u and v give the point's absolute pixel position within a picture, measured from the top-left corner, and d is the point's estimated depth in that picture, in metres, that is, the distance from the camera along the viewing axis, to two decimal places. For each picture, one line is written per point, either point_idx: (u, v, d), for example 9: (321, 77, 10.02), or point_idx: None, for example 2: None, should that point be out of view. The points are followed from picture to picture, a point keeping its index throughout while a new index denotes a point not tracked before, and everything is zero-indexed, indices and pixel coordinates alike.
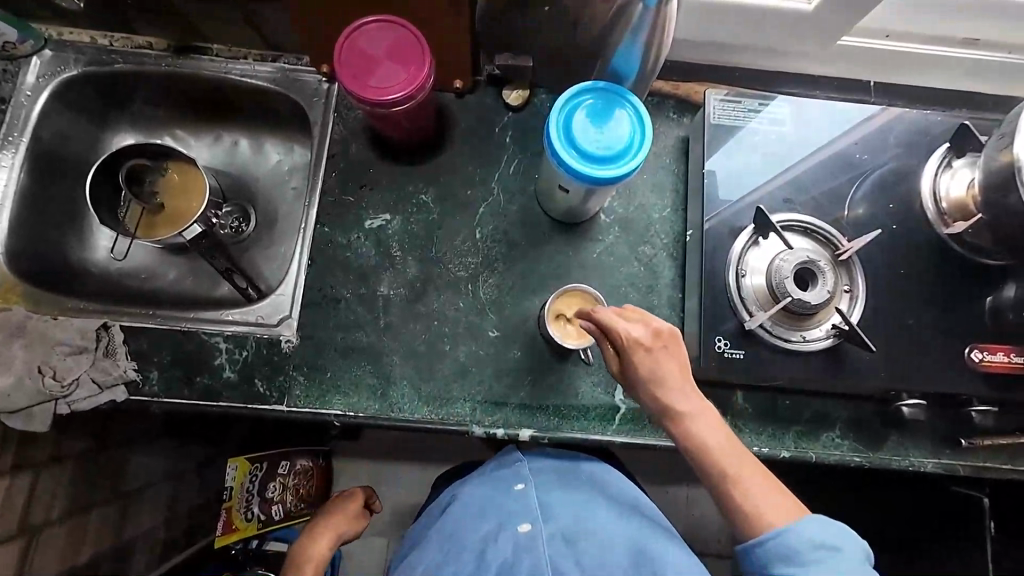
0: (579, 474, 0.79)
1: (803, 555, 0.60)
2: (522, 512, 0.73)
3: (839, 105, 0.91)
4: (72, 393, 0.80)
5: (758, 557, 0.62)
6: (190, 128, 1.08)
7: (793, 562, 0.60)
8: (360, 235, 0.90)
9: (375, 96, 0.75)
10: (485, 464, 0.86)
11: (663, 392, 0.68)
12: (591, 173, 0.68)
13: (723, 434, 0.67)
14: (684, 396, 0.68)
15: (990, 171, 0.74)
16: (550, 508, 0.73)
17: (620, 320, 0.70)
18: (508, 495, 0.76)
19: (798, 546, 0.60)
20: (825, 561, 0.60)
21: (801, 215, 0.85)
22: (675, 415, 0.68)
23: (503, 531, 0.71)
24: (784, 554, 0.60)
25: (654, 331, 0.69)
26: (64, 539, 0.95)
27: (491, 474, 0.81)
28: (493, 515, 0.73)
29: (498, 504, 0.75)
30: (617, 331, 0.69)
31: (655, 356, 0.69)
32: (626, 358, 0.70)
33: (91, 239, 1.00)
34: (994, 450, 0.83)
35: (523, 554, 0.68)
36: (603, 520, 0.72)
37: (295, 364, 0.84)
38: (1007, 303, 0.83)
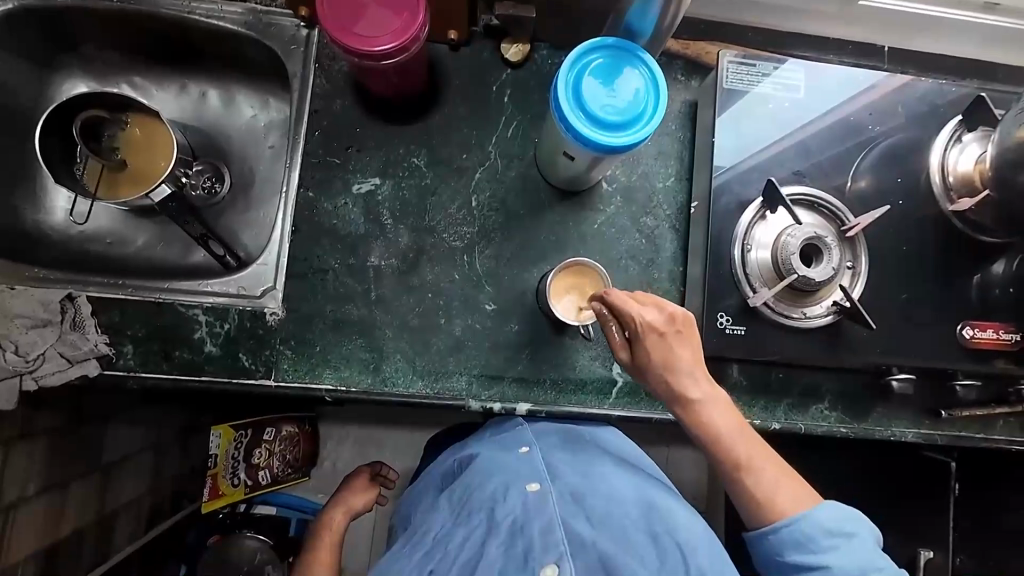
0: (581, 436, 0.76)
1: (818, 543, 0.62)
2: (528, 472, 0.68)
3: (854, 72, 0.87)
4: (39, 368, 0.75)
5: (773, 546, 0.64)
6: (151, 75, 0.97)
7: (806, 550, 0.62)
8: (347, 200, 0.84)
9: (362, 47, 0.68)
10: (482, 429, 0.84)
11: (674, 379, 0.68)
12: (599, 139, 0.64)
13: (733, 420, 0.68)
14: (695, 382, 0.68)
15: (1004, 148, 0.73)
16: (556, 467, 0.68)
17: (634, 303, 0.68)
18: (511, 457, 0.71)
19: (813, 533, 0.62)
20: (839, 548, 0.62)
21: (809, 189, 0.83)
22: (687, 402, 0.68)
23: (510, 491, 0.65)
24: (798, 541, 0.62)
25: (668, 316, 0.68)
26: (42, 515, 0.92)
27: (494, 439, 0.77)
28: (498, 475, 0.68)
29: (502, 466, 0.70)
30: (631, 317, 0.67)
31: (668, 343, 0.68)
32: (638, 343, 0.68)
33: (46, 200, 0.91)
34: (971, 421, 0.87)
35: (533, 511, 0.62)
36: (610, 478, 0.68)
37: (281, 337, 0.80)
38: (996, 279, 0.84)
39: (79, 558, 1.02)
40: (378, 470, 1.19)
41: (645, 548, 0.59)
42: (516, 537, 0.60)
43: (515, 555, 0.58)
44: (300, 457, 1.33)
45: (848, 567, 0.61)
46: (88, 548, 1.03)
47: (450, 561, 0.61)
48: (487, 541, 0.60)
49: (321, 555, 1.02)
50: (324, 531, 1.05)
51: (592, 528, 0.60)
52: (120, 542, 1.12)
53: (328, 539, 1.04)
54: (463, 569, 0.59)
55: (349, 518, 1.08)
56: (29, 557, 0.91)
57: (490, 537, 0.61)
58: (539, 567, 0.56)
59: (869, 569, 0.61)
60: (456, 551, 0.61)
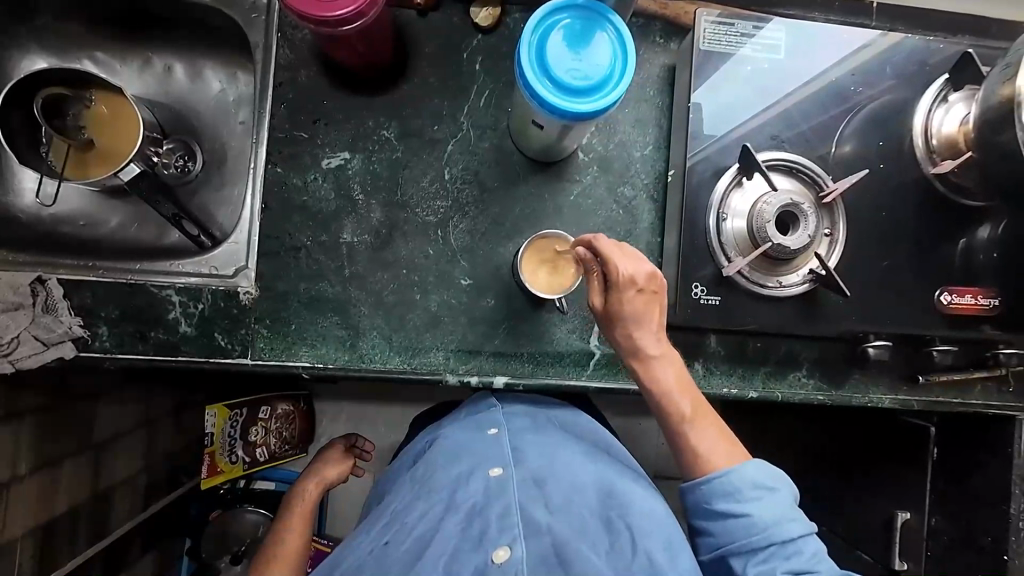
0: (551, 420, 0.78)
1: (741, 493, 0.62)
2: (494, 458, 0.69)
3: (837, 30, 0.84)
4: (14, 351, 0.73)
5: (701, 494, 0.64)
6: (113, 50, 0.94)
7: (732, 498, 0.62)
8: (317, 176, 0.82)
9: (319, 12, 0.65)
10: (459, 408, 0.86)
11: (639, 333, 0.68)
12: (567, 106, 0.62)
13: (685, 382, 0.69)
14: (656, 340, 0.69)
15: (987, 107, 0.70)
16: (522, 452, 0.70)
17: (619, 255, 0.68)
18: (480, 440, 0.73)
19: (738, 484, 0.63)
20: (761, 500, 0.62)
21: (788, 154, 0.81)
22: (645, 357, 0.69)
23: (474, 476, 0.67)
24: (726, 491, 0.63)
25: (648, 274, 0.68)
26: (36, 493, 0.94)
27: (467, 420, 0.79)
28: (466, 458, 0.70)
29: (470, 449, 0.72)
30: (611, 263, 0.67)
31: (642, 299, 0.68)
32: (615, 294, 0.68)
33: (14, 181, 0.89)
34: (947, 385, 0.87)
35: (494, 495, 0.64)
36: (574, 462, 0.69)
37: (256, 316, 0.80)
38: (980, 245, 0.83)
39: (78, 533, 1.04)
40: (353, 442, 1.21)
41: (597, 532, 0.61)
42: (474, 520, 0.61)
43: (471, 536, 0.60)
44: (297, 434, 1.36)
45: (768, 518, 0.61)
46: (86, 524, 1.06)
47: (407, 532, 0.62)
48: (445, 518, 0.62)
49: (294, 525, 1.03)
50: (296, 502, 1.07)
51: (549, 513, 0.61)
52: (118, 518, 1.15)
53: (301, 510, 1.06)
54: (418, 543, 0.60)
55: (322, 488, 1.11)
56: (26, 533, 0.93)
57: (448, 516, 0.63)
58: (493, 549, 0.58)
59: (787, 521, 0.61)
60: (413, 523, 0.63)
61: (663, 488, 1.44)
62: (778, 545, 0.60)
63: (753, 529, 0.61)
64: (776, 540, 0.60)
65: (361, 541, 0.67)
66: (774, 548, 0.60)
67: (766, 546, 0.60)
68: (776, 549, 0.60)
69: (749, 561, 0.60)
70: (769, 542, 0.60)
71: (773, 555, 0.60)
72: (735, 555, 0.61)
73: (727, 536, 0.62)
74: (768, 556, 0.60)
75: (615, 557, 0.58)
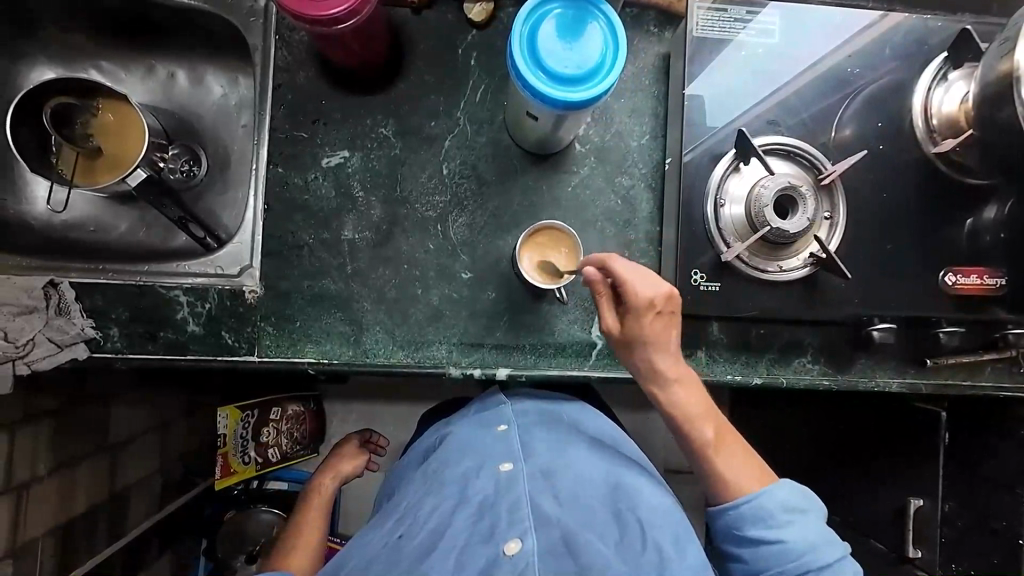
0: (558, 415, 0.79)
1: (774, 518, 0.64)
2: (503, 454, 0.70)
3: (831, 13, 0.84)
4: (29, 353, 0.75)
5: (734, 521, 0.65)
6: (118, 59, 0.96)
7: (765, 524, 0.64)
8: (317, 175, 0.83)
9: (314, 12, 0.66)
10: (467, 407, 0.88)
11: (657, 359, 0.67)
12: (561, 96, 0.62)
13: (704, 403, 0.69)
14: (672, 363, 0.68)
15: (986, 83, 0.69)
16: (530, 448, 0.71)
17: (640, 277, 0.66)
18: (488, 437, 0.75)
19: (772, 510, 0.64)
20: (794, 525, 0.63)
21: (784, 138, 0.81)
22: (665, 381, 0.68)
23: (484, 471, 0.68)
24: (758, 517, 0.64)
25: (666, 295, 0.66)
26: (55, 493, 0.97)
27: (475, 418, 0.81)
28: (475, 455, 0.71)
29: (479, 447, 0.73)
30: (631, 288, 0.65)
31: (662, 320, 0.66)
32: (634, 320, 0.66)
33: (26, 190, 0.92)
34: (956, 368, 0.86)
35: (503, 491, 0.64)
36: (581, 458, 0.70)
37: (261, 314, 0.82)
38: (986, 225, 0.82)
39: (96, 533, 1.07)
40: (366, 438, 1.29)
41: (606, 525, 0.61)
42: (484, 514, 0.62)
43: (481, 529, 0.60)
44: (308, 433, 1.37)
45: (802, 542, 0.62)
46: (105, 524, 1.09)
47: (418, 528, 0.63)
48: (456, 513, 0.63)
49: (311, 515, 1.06)
50: (312, 495, 1.09)
51: (558, 506, 0.62)
52: (135, 518, 1.18)
53: (317, 501, 1.09)
54: (428, 538, 0.61)
55: (338, 482, 1.14)
56: (47, 533, 0.96)
57: (458, 510, 0.63)
58: (503, 542, 0.57)
59: (821, 546, 0.62)
60: (424, 519, 0.64)
61: (675, 482, 1.43)
62: (814, 571, 0.61)
63: (788, 555, 0.62)
64: (811, 566, 0.61)
65: (371, 538, 0.67)
66: (810, 574, 0.61)
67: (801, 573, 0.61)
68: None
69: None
70: (805, 568, 0.61)
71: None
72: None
73: (762, 562, 0.63)
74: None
75: (624, 547, 0.58)
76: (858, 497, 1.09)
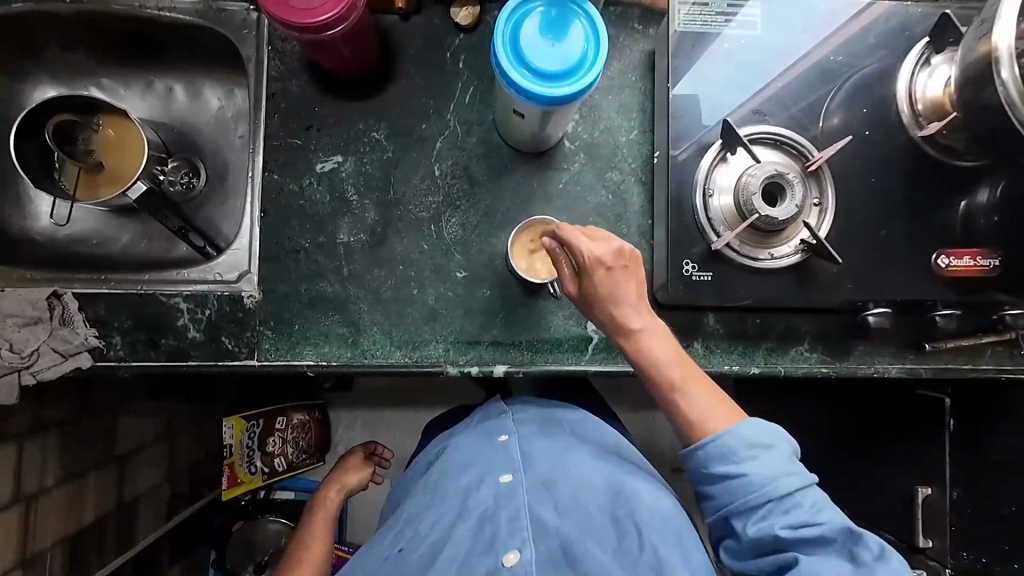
0: (559, 423, 0.80)
1: (737, 453, 0.62)
2: (504, 463, 0.71)
3: (812, 4, 0.85)
4: (35, 363, 0.77)
5: (699, 459, 0.64)
6: (117, 76, 0.99)
7: (728, 460, 0.62)
8: (312, 180, 0.85)
9: (302, 19, 0.68)
10: (470, 416, 0.89)
11: (617, 310, 0.67)
12: (545, 92, 0.64)
13: (674, 350, 0.68)
14: (638, 313, 0.68)
15: (967, 65, 0.70)
16: (531, 456, 0.72)
17: (584, 236, 0.67)
18: (490, 446, 0.76)
19: (733, 446, 0.62)
20: (757, 458, 0.61)
21: (771, 127, 0.82)
22: (628, 332, 0.68)
23: (484, 481, 0.69)
24: (720, 454, 0.62)
25: (615, 250, 0.67)
26: (63, 503, 0.98)
27: (477, 427, 0.82)
28: (476, 465, 0.72)
29: (480, 456, 0.74)
30: (579, 249, 0.66)
31: (614, 276, 0.67)
32: (586, 276, 0.67)
33: (31, 206, 0.94)
34: (956, 352, 0.86)
35: (503, 501, 0.66)
36: (582, 464, 0.70)
37: (261, 319, 0.83)
38: (979, 208, 0.82)
39: (105, 543, 1.08)
40: (371, 449, 1.28)
41: (604, 531, 0.62)
42: (485, 524, 0.63)
43: (481, 540, 0.61)
44: (313, 442, 1.38)
45: (764, 475, 0.61)
46: (113, 534, 1.10)
47: (419, 540, 0.64)
48: (457, 524, 0.64)
49: (316, 529, 1.07)
50: (317, 508, 1.11)
51: (557, 515, 0.63)
52: (144, 527, 1.19)
53: (322, 514, 1.10)
54: (430, 549, 0.62)
55: (343, 495, 1.15)
56: (56, 542, 0.97)
57: (460, 520, 0.65)
58: (503, 552, 0.60)
59: (785, 476, 0.60)
60: (425, 531, 0.65)
61: (682, 480, 1.42)
62: (776, 501, 0.60)
63: (751, 487, 0.61)
64: (774, 496, 0.60)
65: (375, 550, 0.69)
66: (772, 503, 0.60)
67: (763, 503, 0.60)
68: (773, 505, 0.60)
69: (748, 520, 0.61)
70: (766, 498, 0.60)
71: (770, 511, 0.60)
72: (735, 515, 0.62)
73: (726, 497, 0.62)
74: (765, 513, 0.60)
75: (622, 554, 0.60)
76: (865, 487, 1.08)
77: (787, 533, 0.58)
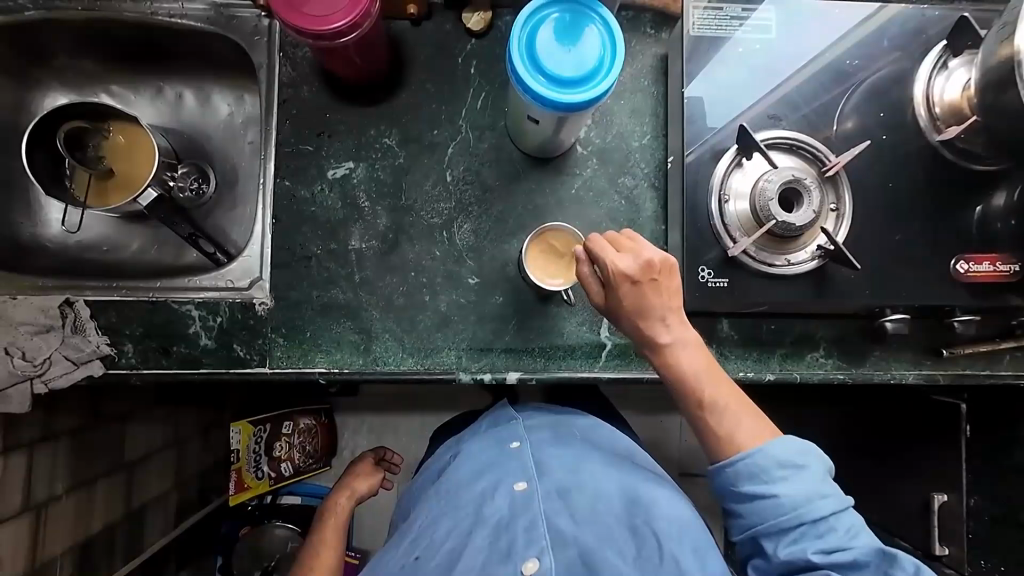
0: (571, 430, 0.79)
1: (769, 473, 0.61)
2: (518, 471, 0.71)
3: (827, 7, 0.84)
4: (47, 371, 0.77)
5: (728, 478, 0.63)
6: (128, 83, 0.99)
7: (759, 480, 0.61)
8: (323, 186, 0.84)
9: (316, 27, 0.67)
10: (479, 422, 0.89)
11: (646, 323, 0.66)
12: (560, 98, 0.63)
13: (706, 365, 0.66)
14: (667, 327, 0.66)
15: (987, 69, 0.69)
16: (545, 463, 0.71)
17: (610, 250, 0.66)
18: (503, 454, 0.75)
19: (765, 465, 0.61)
20: (790, 480, 0.61)
21: (786, 131, 0.81)
22: (657, 345, 0.67)
23: (499, 489, 0.68)
24: (752, 473, 0.62)
25: (645, 263, 0.65)
26: (72, 512, 0.98)
27: (489, 433, 0.82)
28: (490, 474, 0.72)
29: (493, 464, 0.73)
30: (606, 263, 0.65)
31: (642, 288, 0.65)
32: (612, 290, 0.66)
33: (42, 213, 0.94)
34: (973, 358, 0.85)
35: (519, 509, 0.65)
36: (597, 472, 0.70)
37: (273, 326, 0.82)
38: (998, 212, 0.81)
39: (114, 551, 1.08)
40: (380, 456, 1.27)
41: (623, 540, 0.61)
42: (501, 533, 0.62)
43: (499, 549, 0.61)
44: (320, 448, 1.37)
45: (798, 498, 0.60)
46: (122, 543, 1.09)
47: (436, 548, 0.64)
48: (473, 533, 0.63)
49: (327, 537, 1.07)
50: (327, 515, 1.10)
51: (574, 523, 0.62)
52: (151, 535, 1.18)
53: (333, 522, 1.09)
54: (447, 557, 0.62)
55: (353, 501, 1.14)
56: (65, 551, 0.97)
57: (476, 529, 0.64)
58: (522, 561, 0.59)
59: (818, 499, 0.60)
60: (441, 539, 0.65)
61: (691, 485, 1.42)
62: (810, 524, 0.59)
63: (782, 509, 0.60)
64: (807, 519, 0.59)
65: (391, 558, 0.69)
66: (804, 527, 0.59)
67: (796, 526, 0.59)
68: (806, 529, 0.59)
69: (779, 542, 0.60)
70: (799, 521, 0.59)
71: (803, 535, 0.59)
72: (766, 536, 0.61)
73: (757, 518, 0.61)
74: (797, 536, 0.59)
75: (642, 562, 0.59)
76: (881, 493, 1.07)
77: (820, 558, 0.57)
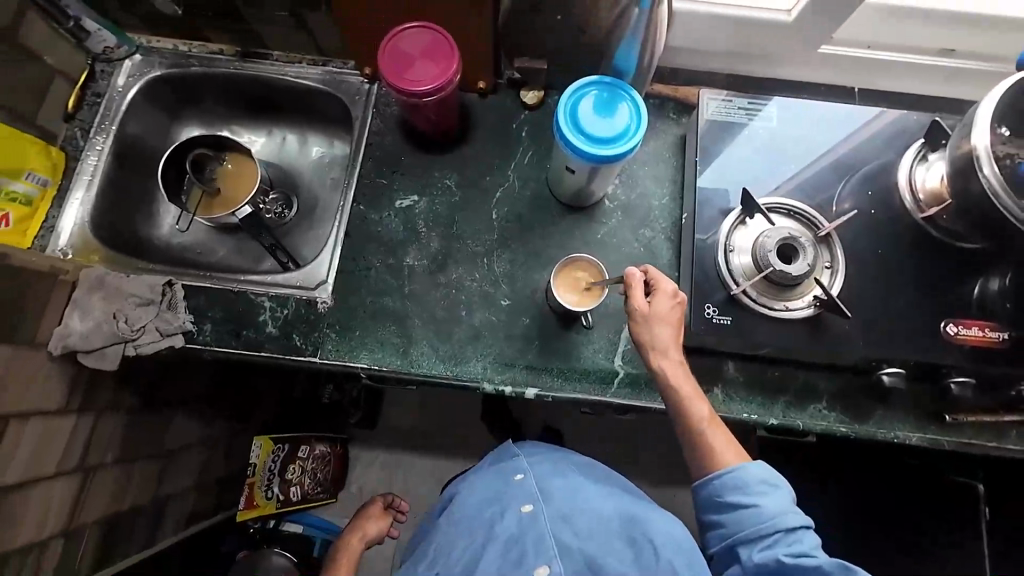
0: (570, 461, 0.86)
1: (749, 486, 0.68)
2: (523, 496, 0.77)
3: (822, 107, 1.01)
4: (139, 338, 0.91)
5: (714, 488, 0.70)
6: (247, 124, 1.23)
7: (742, 491, 0.68)
8: (390, 213, 1.01)
9: (408, 87, 0.88)
10: (485, 459, 0.93)
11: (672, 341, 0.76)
12: (594, 152, 0.79)
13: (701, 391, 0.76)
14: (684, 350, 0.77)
15: (954, 159, 0.82)
16: (548, 488, 0.77)
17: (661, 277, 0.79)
18: (509, 484, 0.81)
19: (749, 479, 0.68)
20: (768, 494, 0.68)
21: (785, 199, 0.94)
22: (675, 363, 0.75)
23: (506, 513, 0.75)
24: (738, 485, 0.68)
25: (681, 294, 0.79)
26: (112, 481, 1.06)
27: (494, 467, 0.87)
28: (495, 503, 0.78)
29: (501, 492, 0.80)
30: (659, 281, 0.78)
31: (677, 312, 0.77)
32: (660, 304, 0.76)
33: (159, 217, 1.15)
34: (979, 427, 0.87)
35: (527, 529, 0.72)
36: (594, 498, 0.76)
37: (329, 323, 0.95)
38: (992, 296, 0.89)
39: (134, 532, 1.13)
40: (389, 503, 1.41)
41: (622, 551, 0.67)
42: (512, 547, 0.70)
43: (510, 559, 0.68)
44: (330, 478, 1.44)
45: (773, 509, 0.67)
46: (142, 526, 1.15)
47: (454, 564, 0.72)
48: (487, 548, 0.71)
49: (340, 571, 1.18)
50: (340, 554, 1.23)
51: (576, 537, 0.69)
52: (167, 526, 1.23)
53: (345, 560, 1.22)
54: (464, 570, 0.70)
55: (364, 543, 1.27)
56: (96, 521, 1.03)
57: (488, 546, 0.71)
58: (534, 570, 0.66)
59: (790, 513, 0.67)
60: (458, 557, 0.72)
61: None
62: (782, 534, 0.66)
63: (759, 519, 0.67)
64: (780, 528, 0.66)
65: None
66: (778, 535, 0.65)
67: (769, 534, 0.66)
68: (779, 537, 0.65)
69: (753, 548, 0.66)
70: (774, 529, 0.66)
71: (775, 542, 0.65)
72: (742, 543, 0.67)
73: (735, 526, 0.68)
74: (770, 542, 0.65)
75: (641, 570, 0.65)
76: None
77: (790, 560, 0.63)
